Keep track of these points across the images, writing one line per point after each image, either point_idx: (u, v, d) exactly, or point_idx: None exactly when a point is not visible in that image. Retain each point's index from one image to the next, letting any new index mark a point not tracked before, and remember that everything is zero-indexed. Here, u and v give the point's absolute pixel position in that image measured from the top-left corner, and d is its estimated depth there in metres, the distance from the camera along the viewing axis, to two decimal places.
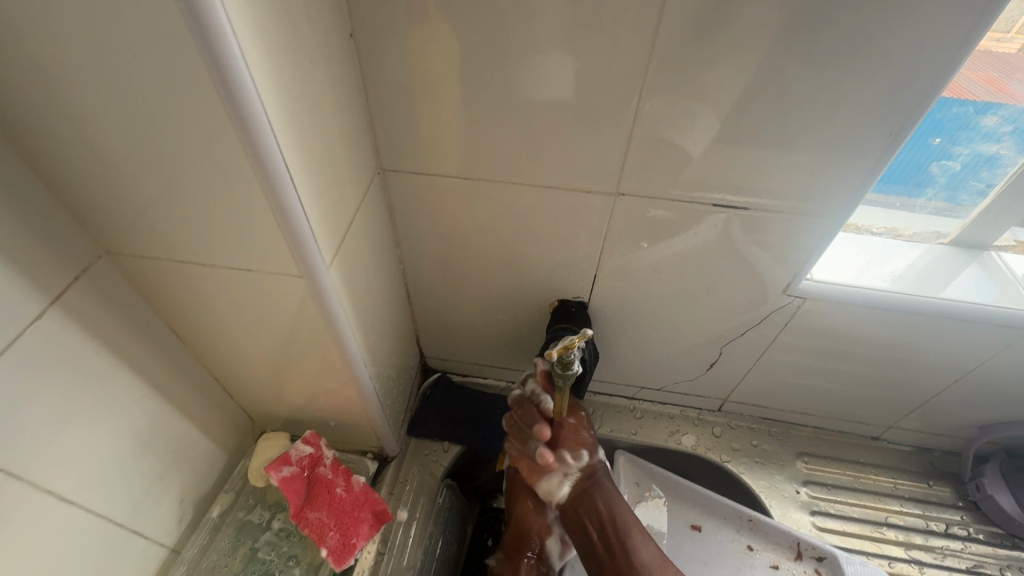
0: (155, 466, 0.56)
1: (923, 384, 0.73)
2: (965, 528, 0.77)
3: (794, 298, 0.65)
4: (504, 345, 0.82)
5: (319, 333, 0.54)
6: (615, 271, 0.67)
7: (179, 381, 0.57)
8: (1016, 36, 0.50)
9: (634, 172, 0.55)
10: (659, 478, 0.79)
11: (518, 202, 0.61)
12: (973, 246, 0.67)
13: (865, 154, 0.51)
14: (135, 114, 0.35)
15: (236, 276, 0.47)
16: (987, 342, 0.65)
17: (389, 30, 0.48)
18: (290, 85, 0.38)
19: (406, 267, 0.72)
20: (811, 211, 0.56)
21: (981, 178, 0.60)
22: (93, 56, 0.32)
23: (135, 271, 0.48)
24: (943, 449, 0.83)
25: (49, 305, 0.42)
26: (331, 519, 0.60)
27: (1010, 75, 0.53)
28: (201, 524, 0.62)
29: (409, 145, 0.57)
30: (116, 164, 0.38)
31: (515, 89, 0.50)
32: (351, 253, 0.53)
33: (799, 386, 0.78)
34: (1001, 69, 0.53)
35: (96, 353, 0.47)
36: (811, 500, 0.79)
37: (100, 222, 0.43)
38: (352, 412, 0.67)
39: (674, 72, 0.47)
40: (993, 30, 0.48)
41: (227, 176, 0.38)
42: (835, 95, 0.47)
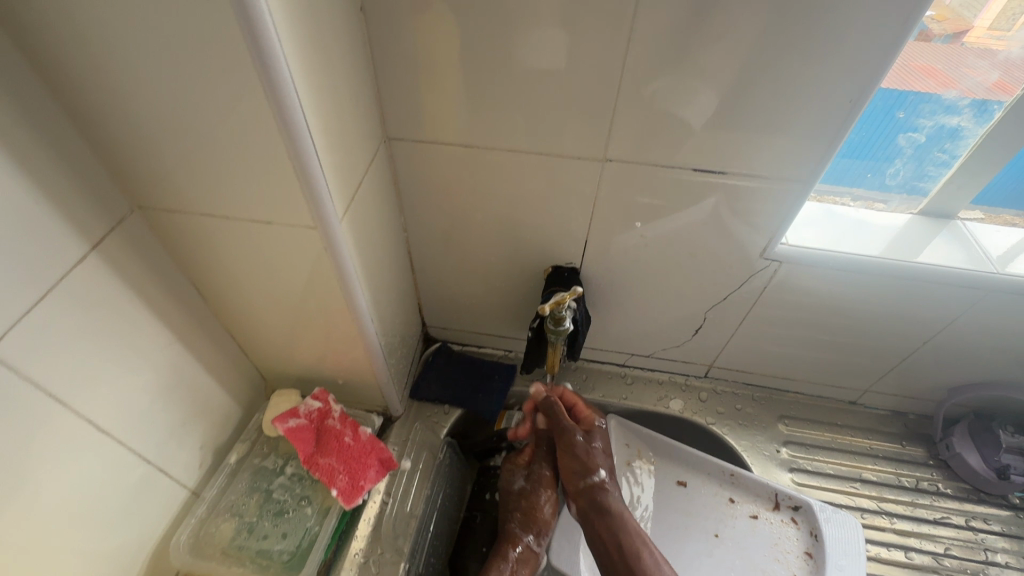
0: (179, 412, 0.61)
1: (896, 346, 0.78)
2: (935, 483, 0.82)
3: (770, 262, 0.70)
4: (502, 313, 0.86)
5: (329, 288, 0.58)
6: (605, 238, 0.71)
7: (200, 334, 0.62)
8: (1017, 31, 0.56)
9: (621, 140, 0.60)
10: (649, 440, 0.84)
11: (514, 171, 0.65)
12: (940, 216, 0.72)
13: (833, 123, 0.55)
14: (171, 73, 0.39)
15: (255, 230, 0.52)
16: (952, 304, 0.70)
17: (396, 5, 0.52)
18: (307, 49, 0.42)
19: (408, 235, 0.76)
20: (785, 178, 0.60)
21: (945, 150, 0.65)
22: (136, 19, 0.37)
23: (162, 226, 0.52)
24: (917, 412, 0.87)
25: (89, 251, 0.46)
26: (340, 464, 0.65)
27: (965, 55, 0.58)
28: (220, 469, 0.67)
29: (413, 115, 0.61)
30: (151, 120, 0.43)
31: (510, 60, 0.55)
32: (359, 213, 0.57)
33: (781, 351, 0.83)
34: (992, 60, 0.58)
35: (128, 300, 0.51)
36: (790, 458, 0.84)
37: (133, 177, 0.48)
38: (358, 370, 0.72)
39: (656, 45, 0.51)
40: (993, 24, 0.57)
41: (251, 132, 0.42)
42: (804, 66, 0.51)
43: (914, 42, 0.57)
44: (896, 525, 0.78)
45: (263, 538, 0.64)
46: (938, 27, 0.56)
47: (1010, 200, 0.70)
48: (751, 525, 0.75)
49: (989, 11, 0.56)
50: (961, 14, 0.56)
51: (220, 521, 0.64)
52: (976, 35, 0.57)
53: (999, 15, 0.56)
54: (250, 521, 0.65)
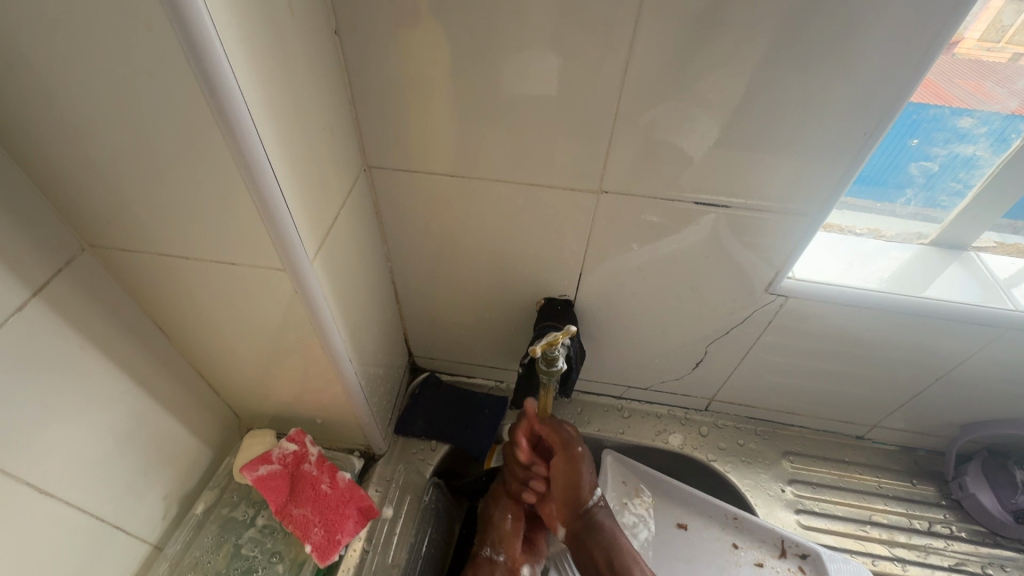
0: (140, 462, 0.56)
1: (906, 382, 0.74)
2: (948, 526, 0.78)
3: (776, 297, 0.66)
4: (493, 344, 0.82)
5: (303, 329, 0.54)
6: (600, 270, 0.68)
7: (164, 376, 0.57)
8: (1006, 45, 0.52)
9: (617, 171, 0.56)
10: (647, 478, 0.80)
11: (503, 201, 0.61)
12: (954, 247, 0.68)
13: (841, 155, 0.52)
14: (117, 105, 0.35)
15: (219, 270, 0.47)
16: (966, 342, 0.66)
17: (374, 27, 0.48)
18: (271, 82, 0.38)
19: (392, 265, 0.72)
20: (790, 209, 0.57)
21: (958, 179, 0.61)
22: (75, 48, 0.33)
23: (118, 264, 0.48)
24: (927, 448, 0.83)
25: (30, 297, 0.42)
26: (315, 515, 0.60)
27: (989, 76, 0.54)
28: (185, 521, 0.62)
29: (395, 143, 0.57)
30: (97, 155, 0.39)
31: (499, 86, 0.51)
32: (336, 248, 0.53)
33: (785, 385, 0.79)
34: (989, 76, 0.54)
35: (79, 347, 0.47)
36: (796, 498, 0.79)
37: (82, 215, 0.43)
38: (337, 409, 0.67)
39: (654, 71, 0.48)
40: (983, 37, 0.51)
41: (209, 168, 0.38)
42: (812, 93, 0.48)
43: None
44: (909, 572, 0.74)
45: None
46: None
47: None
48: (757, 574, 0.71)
49: (979, 21, 0.50)
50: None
51: None
52: (966, 46, 0.51)
53: (990, 26, 0.51)
54: None
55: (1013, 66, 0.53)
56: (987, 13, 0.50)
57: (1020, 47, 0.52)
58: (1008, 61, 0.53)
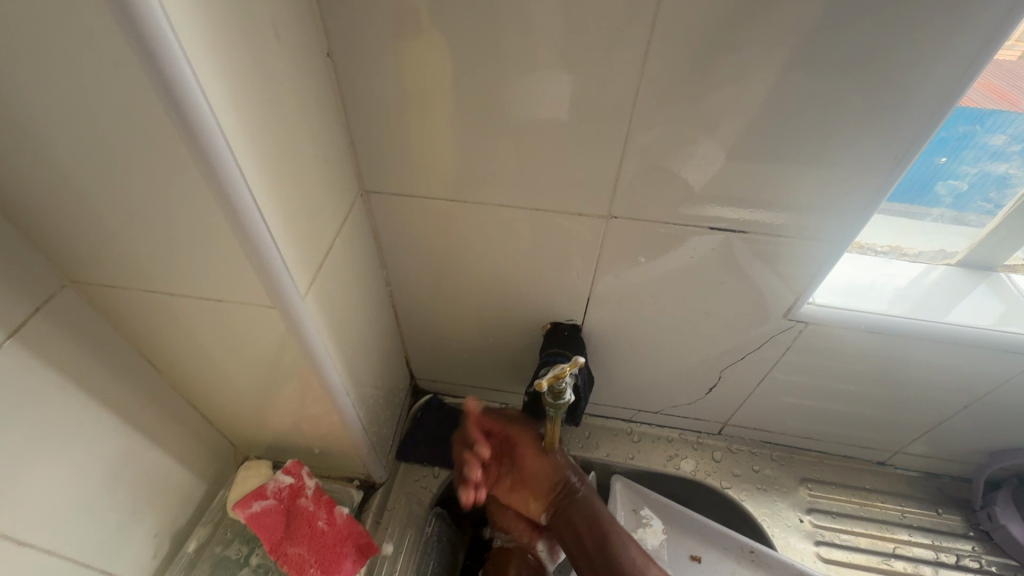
0: (129, 501, 0.53)
1: (931, 409, 0.70)
2: (977, 559, 0.74)
3: (795, 322, 0.63)
4: (497, 367, 0.79)
5: (297, 363, 0.51)
6: (608, 293, 0.65)
7: (154, 411, 0.55)
8: (1016, 42, 0.45)
9: (626, 193, 0.53)
10: (658, 506, 0.76)
11: (508, 224, 0.59)
12: (982, 266, 0.65)
13: (866, 178, 0.49)
14: (92, 141, 0.33)
15: (208, 306, 0.45)
16: (998, 368, 0.63)
17: (370, 48, 0.46)
18: (257, 112, 0.36)
19: (392, 288, 0.70)
20: (809, 233, 0.54)
21: (989, 198, 0.58)
22: (44, 82, 0.30)
23: (101, 299, 0.46)
24: (952, 475, 0.79)
25: (6, 339, 0.39)
26: (312, 555, 0.58)
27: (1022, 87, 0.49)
28: (176, 559, 0.59)
29: (393, 166, 0.55)
30: (72, 192, 0.36)
31: (501, 108, 0.48)
32: (331, 278, 0.51)
33: (801, 410, 0.76)
34: (1001, 75, 0.49)
35: (61, 387, 0.44)
36: (815, 528, 0.76)
37: (62, 251, 0.41)
38: (336, 439, 0.65)
39: (666, 92, 0.45)
40: None
41: (192, 204, 0.36)
42: (836, 114, 0.45)
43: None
44: None
45: None
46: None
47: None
48: None
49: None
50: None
51: None
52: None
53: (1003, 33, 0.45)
54: None
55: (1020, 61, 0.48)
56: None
57: None
58: (1018, 57, 0.47)
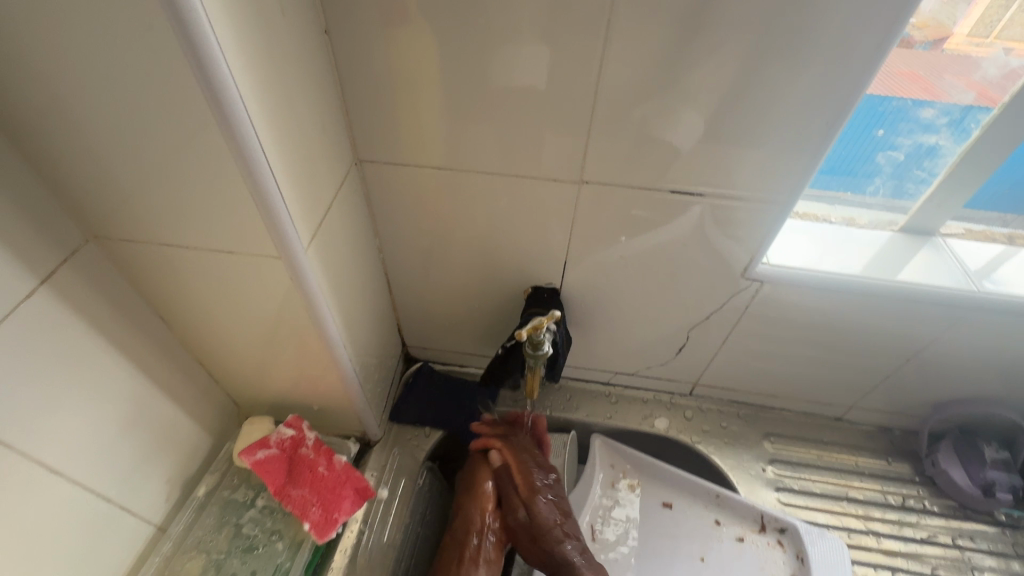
0: (143, 446, 0.58)
1: (879, 364, 0.77)
2: (921, 501, 0.81)
3: (752, 282, 0.69)
4: (483, 333, 0.85)
5: (298, 317, 0.56)
6: (584, 258, 0.70)
7: (165, 364, 0.60)
8: (994, 41, 0.55)
9: (596, 162, 0.59)
10: (634, 460, 0.83)
11: (490, 193, 0.64)
12: (922, 233, 0.71)
13: (807, 146, 0.54)
14: (121, 102, 0.38)
15: (217, 259, 0.50)
16: (933, 322, 0.69)
17: (363, 25, 0.51)
18: (263, 78, 0.41)
19: (384, 256, 0.75)
20: (760, 197, 0.60)
21: (924, 168, 0.65)
22: (80, 49, 0.35)
23: (119, 255, 0.50)
24: (902, 428, 0.87)
25: (39, 285, 0.44)
26: (313, 495, 0.63)
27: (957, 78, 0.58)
28: (187, 503, 0.64)
29: (384, 137, 0.60)
30: (100, 151, 0.41)
31: (481, 82, 0.54)
32: (328, 238, 0.56)
33: (764, 369, 0.82)
34: (985, 74, 0.57)
35: (85, 334, 0.49)
36: (776, 477, 0.83)
37: (87, 207, 0.46)
38: (333, 396, 0.70)
39: (628, 66, 0.51)
40: (971, 32, 0.55)
41: (208, 161, 0.41)
42: (778, 86, 0.50)
43: (897, 50, 0.55)
44: (883, 545, 0.77)
45: None
46: (920, 35, 0.54)
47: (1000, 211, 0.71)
48: (737, 548, 0.74)
49: (969, 17, 0.54)
50: (943, 21, 0.54)
51: (187, 559, 0.61)
52: (954, 42, 0.56)
53: (978, 22, 0.55)
54: (217, 558, 0.62)
55: (1007, 62, 0.56)
56: (976, 9, 0.54)
57: (1016, 44, 0.55)
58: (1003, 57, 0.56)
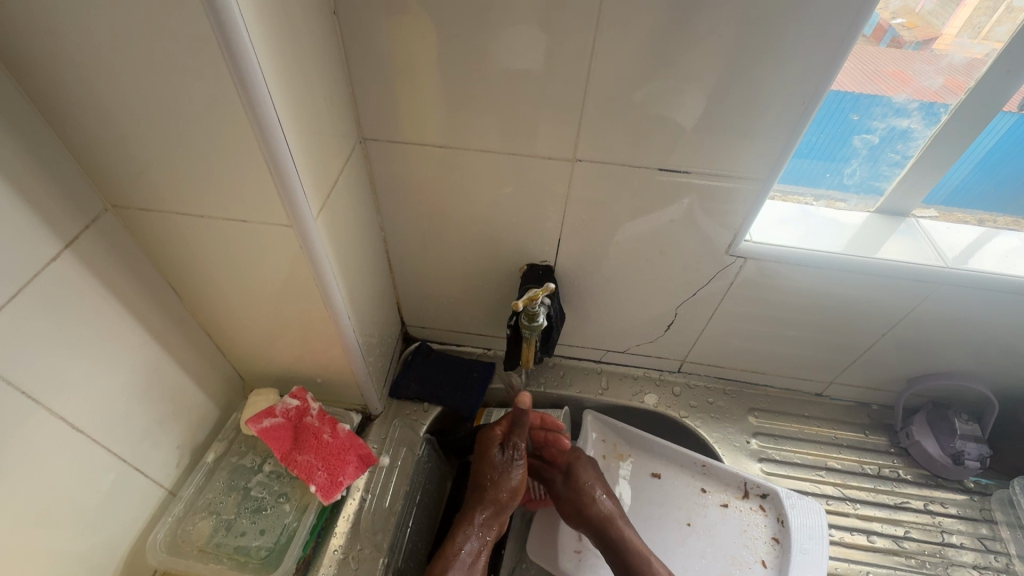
0: (155, 411, 0.61)
1: (857, 339, 0.81)
2: (896, 470, 0.86)
3: (736, 259, 0.72)
4: (480, 312, 0.88)
5: (305, 287, 0.59)
6: (577, 238, 0.73)
7: (176, 333, 0.62)
8: (982, 40, 0.59)
9: (589, 142, 0.62)
10: (625, 435, 0.86)
11: (487, 172, 0.67)
12: (896, 214, 0.76)
13: (783, 128, 0.58)
14: (146, 74, 0.41)
15: (230, 229, 0.53)
16: (907, 297, 0.73)
17: (368, 8, 0.53)
18: (277, 53, 0.43)
19: (386, 234, 0.77)
20: (743, 176, 0.63)
21: (898, 151, 0.68)
22: (109, 23, 0.38)
23: (136, 223, 0.53)
24: (880, 403, 0.91)
25: (63, 250, 0.47)
26: (318, 461, 0.67)
27: (920, 70, 0.62)
28: (197, 468, 0.68)
29: (387, 116, 0.63)
30: (123, 122, 0.44)
31: (479, 63, 0.56)
32: (334, 212, 0.59)
33: (749, 345, 0.86)
34: (968, 71, 0.60)
35: (104, 299, 0.52)
36: (759, 448, 0.87)
37: (108, 177, 0.49)
38: (336, 368, 0.72)
39: (618, 49, 0.54)
40: (959, 31, 0.59)
41: (226, 130, 0.44)
42: (759, 68, 0.54)
43: (887, 49, 0.60)
44: (860, 511, 0.82)
45: (241, 535, 0.65)
46: (908, 35, 0.60)
47: (979, 200, 0.74)
48: (722, 514, 0.78)
49: (958, 18, 0.58)
50: (929, 22, 0.59)
51: (198, 519, 0.65)
52: (942, 43, 0.60)
53: (967, 23, 0.58)
54: (227, 519, 0.66)
55: (983, 62, 0.59)
56: (964, 10, 0.58)
57: (996, 44, 0.58)
58: (982, 61, 0.59)
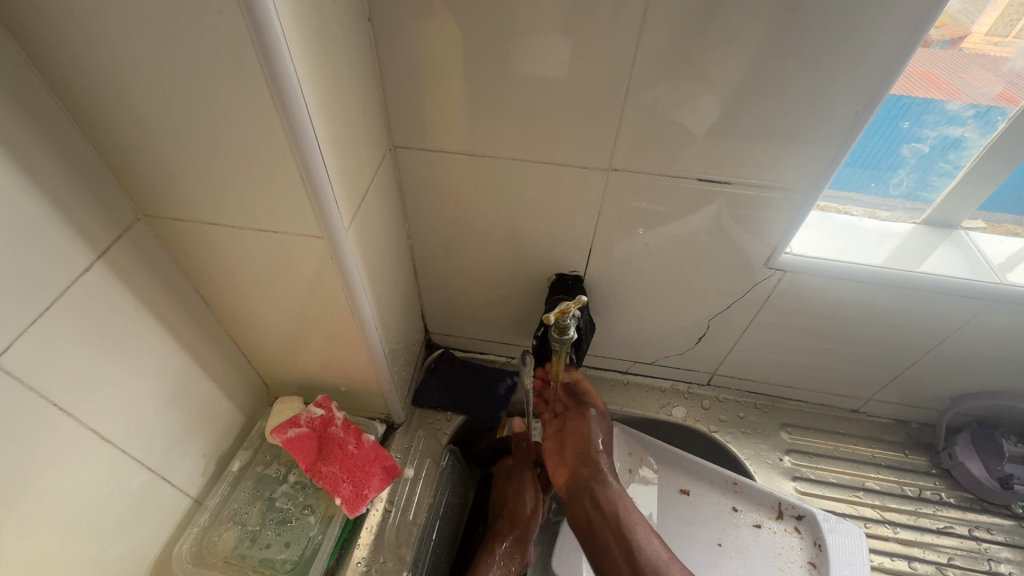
0: (182, 420, 0.61)
1: (899, 356, 0.78)
2: (938, 492, 0.82)
3: (774, 271, 0.70)
4: (505, 321, 0.86)
5: (334, 297, 0.58)
6: (609, 248, 0.71)
7: (204, 341, 0.62)
8: (1013, 40, 0.56)
9: (624, 150, 0.60)
10: (652, 448, 0.84)
11: (517, 180, 0.65)
12: (944, 225, 0.72)
13: (830, 137, 0.56)
14: (181, 85, 0.40)
15: (261, 239, 0.52)
16: (958, 314, 0.70)
17: (402, 13, 0.52)
18: (312, 62, 0.42)
19: (412, 241, 0.76)
20: (784, 187, 0.61)
21: (948, 160, 0.65)
22: (146, 34, 0.37)
23: (167, 233, 0.53)
24: (919, 421, 0.87)
25: (96, 260, 0.47)
26: (343, 473, 0.66)
27: (954, 74, 0.58)
28: (222, 477, 0.68)
29: (417, 124, 0.61)
30: (157, 132, 0.44)
31: (514, 70, 0.55)
32: (364, 222, 0.58)
33: (783, 360, 0.83)
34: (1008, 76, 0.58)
35: (135, 309, 0.52)
36: (793, 466, 0.84)
37: (140, 187, 0.48)
38: (362, 378, 0.72)
39: (659, 56, 0.52)
40: (991, 31, 0.56)
41: (260, 142, 0.43)
42: (808, 76, 0.51)
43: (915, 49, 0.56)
44: (900, 534, 0.78)
45: (265, 547, 0.65)
46: (937, 33, 0.55)
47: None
48: (755, 534, 0.75)
49: (989, 15, 0.55)
50: (960, 20, 0.55)
51: (224, 529, 0.65)
52: (972, 41, 0.56)
53: (998, 20, 0.55)
54: (252, 530, 0.65)
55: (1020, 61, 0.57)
56: (995, 8, 0.54)
57: None
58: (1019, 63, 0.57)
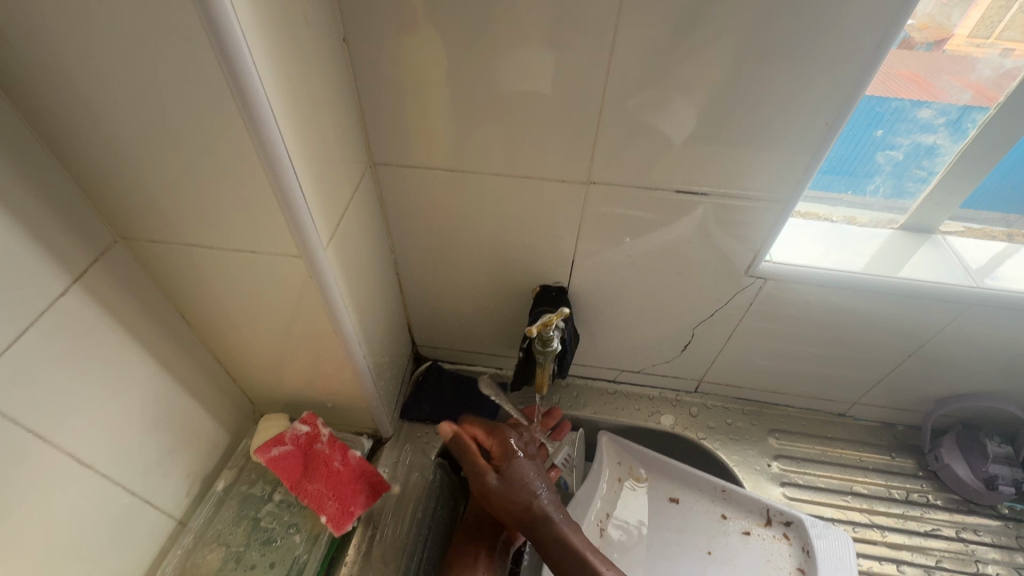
0: (163, 441, 0.60)
1: (881, 360, 0.79)
2: (925, 495, 0.82)
3: (755, 279, 0.70)
4: (492, 333, 0.86)
5: (315, 315, 0.58)
6: (591, 259, 0.72)
7: (185, 360, 0.62)
8: (996, 41, 0.56)
9: (603, 163, 0.61)
10: (642, 458, 0.84)
11: (498, 194, 0.66)
12: (922, 230, 0.73)
13: (803, 148, 0.57)
14: (153, 107, 0.40)
15: (240, 260, 0.52)
16: (938, 317, 0.70)
17: (377, 32, 0.53)
18: (285, 85, 0.43)
19: (396, 256, 0.76)
20: (760, 197, 0.62)
21: (923, 167, 0.66)
22: (116, 59, 0.37)
23: (146, 255, 0.53)
24: (905, 424, 0.88)
25: (71, 284, 0.47)
26: (329, 490, 0.66)
27: (937, 75, 0.59)
28: (206, 497, 0.67)
29: (397, 140, 0.62)
30: (129, 155, 0.44)
31: (490, 87, 0.55)
32: (344, 239, 0.58)
33: (768, 366, 0.84)
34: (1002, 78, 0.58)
35: (113, 331, 0.52)
36: (781, 472, 0.84)
37: (116, 209, 0.48)
38: (347, 394, 0.71)
39: (632, 70, 0.52)
40: (972, 33, 0.57)
41: (234, 164, 0.43)
42: (778, 89, 0.52)
43: (898, 51, 0.57)
44: (888, 538, 0.79)
45: (250, 568, 0.64)
46: (920, 35, 0.56)
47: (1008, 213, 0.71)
48: (744, 542, 0.75)
49: (970, 18, 0.56)
50: (942, 22, 0.56)
51: (207, 551, 0.64)
52: (955, 44, 0.57)
53: (979, 23, 0.56)
54: (237, 551, 0.65)
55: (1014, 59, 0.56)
56: (976, 11, 0.55)
57: (1014, 42, 0.56)
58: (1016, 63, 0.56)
